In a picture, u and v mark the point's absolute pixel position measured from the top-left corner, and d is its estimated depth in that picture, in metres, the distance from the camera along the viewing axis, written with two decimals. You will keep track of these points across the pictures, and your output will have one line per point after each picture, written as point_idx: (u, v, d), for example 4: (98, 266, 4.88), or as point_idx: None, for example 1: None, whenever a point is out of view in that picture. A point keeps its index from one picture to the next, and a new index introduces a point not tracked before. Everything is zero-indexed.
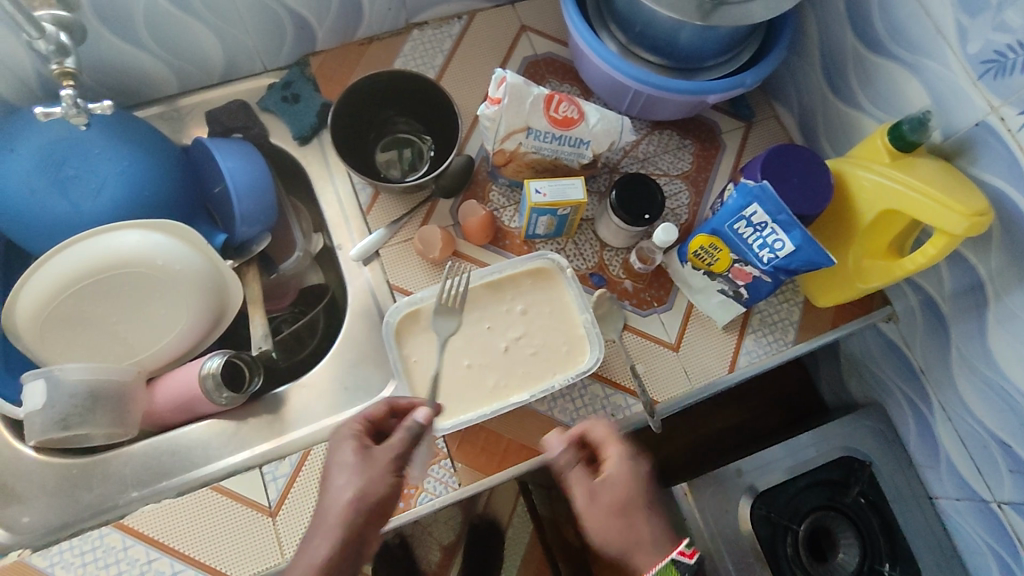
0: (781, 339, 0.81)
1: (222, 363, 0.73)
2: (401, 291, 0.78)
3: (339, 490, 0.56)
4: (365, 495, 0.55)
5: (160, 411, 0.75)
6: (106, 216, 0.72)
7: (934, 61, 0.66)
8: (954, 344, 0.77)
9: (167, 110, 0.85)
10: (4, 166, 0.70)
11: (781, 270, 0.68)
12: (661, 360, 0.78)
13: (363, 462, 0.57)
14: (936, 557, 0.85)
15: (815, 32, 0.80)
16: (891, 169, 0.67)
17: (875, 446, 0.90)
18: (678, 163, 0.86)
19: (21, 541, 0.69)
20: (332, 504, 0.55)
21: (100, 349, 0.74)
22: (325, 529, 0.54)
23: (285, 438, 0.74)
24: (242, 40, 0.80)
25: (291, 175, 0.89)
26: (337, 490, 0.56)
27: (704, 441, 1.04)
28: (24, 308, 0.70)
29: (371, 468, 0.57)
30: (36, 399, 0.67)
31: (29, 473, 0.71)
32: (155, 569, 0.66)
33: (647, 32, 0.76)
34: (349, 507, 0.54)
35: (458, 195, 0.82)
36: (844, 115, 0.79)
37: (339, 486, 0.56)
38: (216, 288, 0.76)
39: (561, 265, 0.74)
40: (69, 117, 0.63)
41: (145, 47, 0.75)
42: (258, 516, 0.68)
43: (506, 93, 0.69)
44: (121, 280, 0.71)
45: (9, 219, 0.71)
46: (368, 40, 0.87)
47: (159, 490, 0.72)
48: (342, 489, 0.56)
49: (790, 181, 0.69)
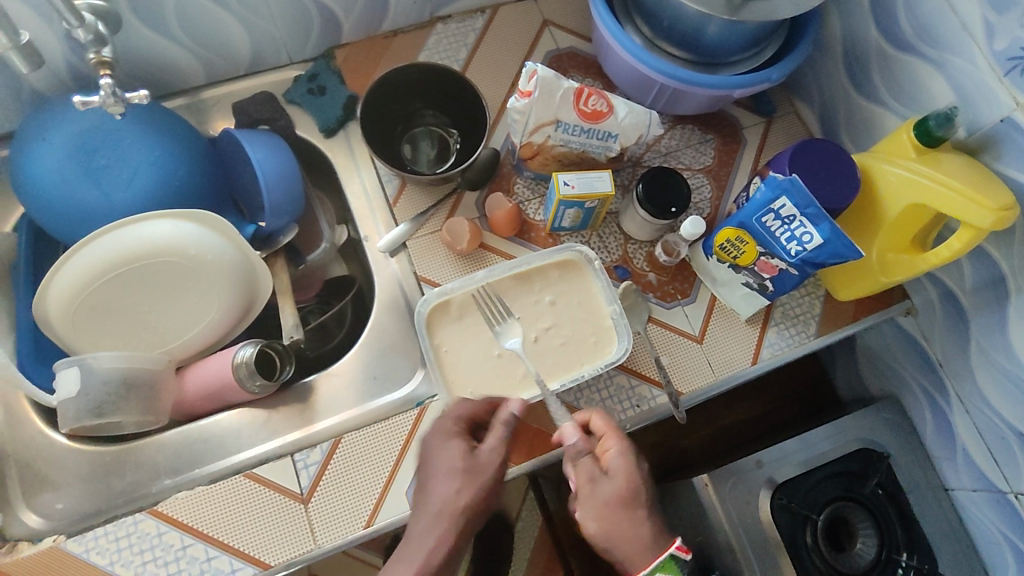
0: (803, 332, 0.81)
1: (255, 352, 0.74)
2: (428, 282, 0.79)
3: (445, 494, 0.60)
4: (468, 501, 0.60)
5: (190, 399, 0.76)
6: (137, 205, 0.73)
7: (959, 58, 0.66)
8: (974, 337, 0.77)
9: (194, 101, 0.85)
10: (38, 156, 0.71)
11: (809, 262, 0.69)
12: (685, 351, 0.79)
13: (469, 471, 0.61)
14: (952, 548, 0.86)
15: (839, 28, 0.81)
16: (918, 164, 0.68)
17: (892, 439, 0.91)
18: (701, 157, 0.87)
19: (56, 527, 0.70)
20: (441, 505, 0.60)
21: (131, 338, 0.74)
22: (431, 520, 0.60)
23: (314, 427, 0.75)
24: (269, 31, 0.80)
25: (316, 167, 0.90)
26: (443, 493, 0.60)
27: (721, 433, 1.05)
28: (56, 297, 0.70)
29: (479, 476, 0.61)
30: (70, 386, 0.68)
31: (63, 461, 0.72)
32: (190, 555, 0.67)
33: (675, 27, 0.77)
34: (456, 511, 0.60)
35: (484, 187, 0.82)
36: (867, 110, 0.80)
37: (444, 490, 0.61)
38: (246, 278, 0.77)
39: (588, 256, 0.75)
40: (107, 105, 0.64)
41: (175, 39, 0.76)
42: (291, 503, 0.69)
43: (537, 86, 0.70)
44: (154, 269, 0.72)
45: (41, 208, 0.72)
46: (393, 33, 0.87)
47: (191, 478, 0.72)
48: (443, 485, 0.61)
49: (818, 175, 0.70)
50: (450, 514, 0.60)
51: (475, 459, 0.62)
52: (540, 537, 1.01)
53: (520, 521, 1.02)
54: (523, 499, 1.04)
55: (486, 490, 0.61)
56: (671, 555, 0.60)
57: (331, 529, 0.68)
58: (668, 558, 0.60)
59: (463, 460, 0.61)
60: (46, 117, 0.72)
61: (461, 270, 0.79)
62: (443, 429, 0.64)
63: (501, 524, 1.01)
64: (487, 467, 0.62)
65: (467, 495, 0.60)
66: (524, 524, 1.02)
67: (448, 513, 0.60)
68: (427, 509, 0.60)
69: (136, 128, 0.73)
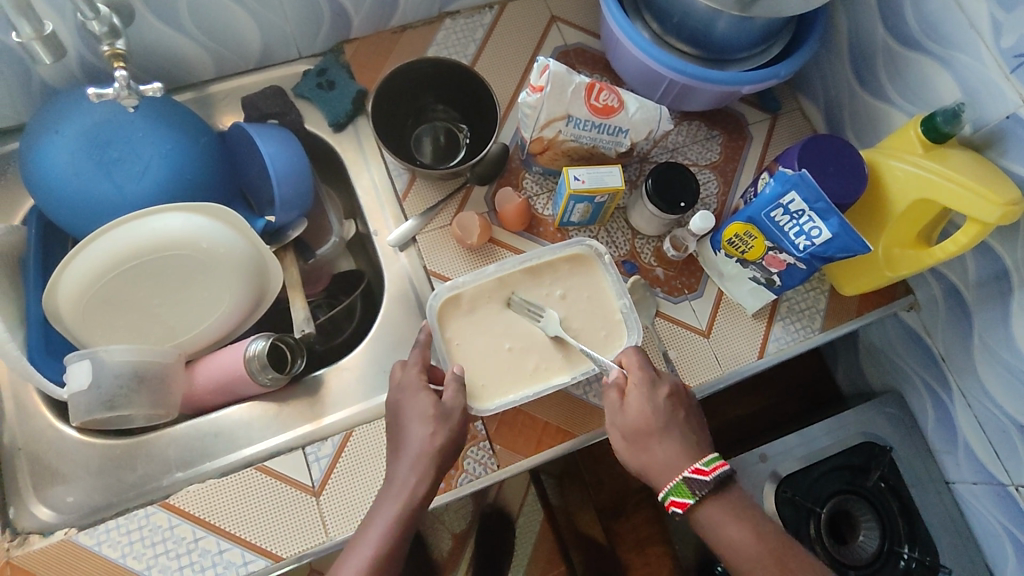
0: (808, 327, 0.82)
1: (267, 346, 0.74)
2: (438, 276, 0.79)
3: (420, 441, 0.61)
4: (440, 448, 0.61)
5: (200, 392, 0.76)
6: (148, 198, 0.73)
7: (966, 55, 0.67)
8: (976, 331, 0.78)
9: (203, 95, 0.85)
10: (50, 148, 0.71)
11: (817, 257, 0.70)
12: (693, 345, 0.80)
13: (439, 418, 0.63)
14: (952, 539, 0.88)
15: (845, 26, 0.81)
16: (925, 160, 0.68)
17: (893, 433, 0.92)
18: (707, 153, 0.87)
19: (67, 520, 0.70)
20: (414, 448, 0.61)
21: (141, 331, 0.74)
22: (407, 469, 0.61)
23: (324, 421, 0.75)
24: (279, 25, 0.80)
25: (324, 162, 0.90)
26: (416, 440, 0.61)
27: (724, 428, 1.06)
28: (67, 291, 0.70)
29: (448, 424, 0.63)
30: (81, 379, 0.68)
31: (74, 455, 0.72)
32: (201, 547, 0.67)
33: (685, 23, 0.78)
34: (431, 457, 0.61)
35: (493, 182, 0.82)
36: (872, 107, 0.81)
37: (417, 436, 0.62)
38: (257, 270, 0.77)
39: (598, 251, 0.75)
40: (121, 98, 0.64)
41: (186, 32, 0.76)
42: (303, 496, 0.69)
43: (548, 80, 0.70)
44: (166, 262, 0.72)
45: (51, 201, 0.72)
46: (401, 29, 0.88)
47: (202, 471, 0.72)
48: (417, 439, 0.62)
49: (826, 171, 0.71)
50: (423, 461, 0.61)
51: (444, 407, 0.63)
52: (542, 533, 0.99)
53: (521, 516, 0.99)
54: (526, 494, 1.00)
55: (453, 438, 0.63)
56: (683, 479, 0.62)
57: (342, 521, 0.69)
58: (681, 481, 0.62)
59: (432, 409, 0.63)
60: (57, 109, 0.72)
61: (471, 264, 0.80)
62: (411, 382, 0.65)
63: (502, 518, 0.98)
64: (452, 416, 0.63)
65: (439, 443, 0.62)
66: (525, 520, 0.99)
67: (421, 459, 0.61)
68: (402, 453, 0.62)
69: (147, 121, 0.73)
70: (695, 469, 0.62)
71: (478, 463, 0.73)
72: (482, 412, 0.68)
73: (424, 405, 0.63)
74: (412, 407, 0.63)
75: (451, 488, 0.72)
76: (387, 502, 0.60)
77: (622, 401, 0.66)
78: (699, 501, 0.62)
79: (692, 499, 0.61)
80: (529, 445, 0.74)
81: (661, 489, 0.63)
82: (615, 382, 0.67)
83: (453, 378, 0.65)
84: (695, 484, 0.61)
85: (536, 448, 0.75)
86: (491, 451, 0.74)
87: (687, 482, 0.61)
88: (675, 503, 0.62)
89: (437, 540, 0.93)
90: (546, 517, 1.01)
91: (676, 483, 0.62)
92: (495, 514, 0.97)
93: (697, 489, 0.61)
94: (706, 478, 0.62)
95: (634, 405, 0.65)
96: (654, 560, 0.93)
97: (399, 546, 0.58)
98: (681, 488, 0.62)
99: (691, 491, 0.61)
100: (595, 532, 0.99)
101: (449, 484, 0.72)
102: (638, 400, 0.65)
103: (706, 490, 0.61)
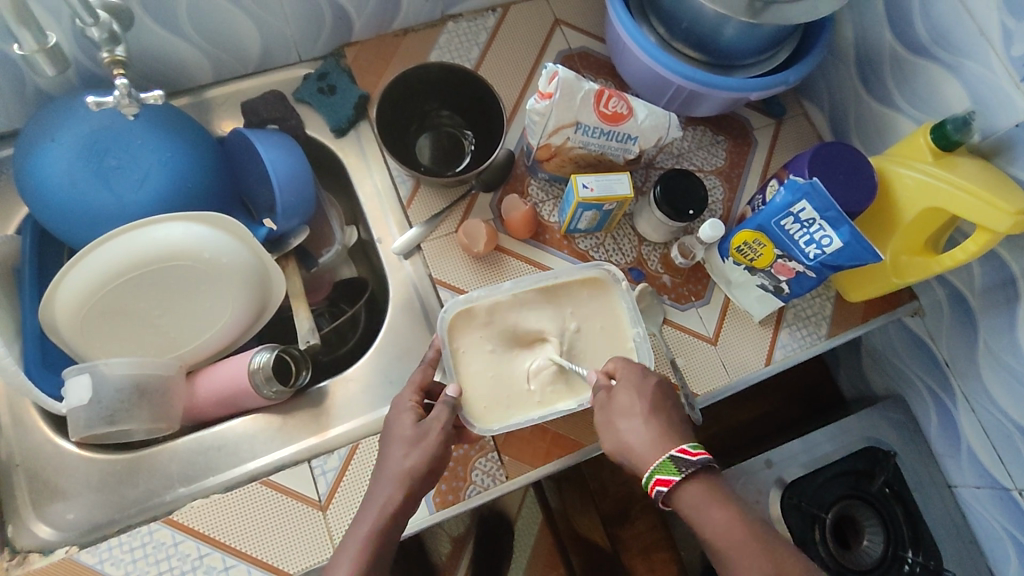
0: (814, 333, 0.82)
1: (271, 358, 0.73)
2: (442, 284, 0.78)
3: (397, 460, 0.59)
4: (419, 465, 0.59)
5: (203, 404, 0.75)
6: (147, 208, 0.71)
7: (975, 62, 0.67)
8: (982, 337, 0.78)
9: (201, 100, 0.84)
10: (46, 157, 0.69)
11: (827, 265, 0.69)
12: (700, 353, 0.79)
13: (419, 434, 0.61)
14: (956, 544, 0.88)
15: (852, 32, 0.81)
16: (935, 168, 0.68)
17: (896, 437, 0.93)
18: (712, 158, 0.87)
19: (67, 537, 0.68)
20: (392, 468, 0.59)
21: (142, 343, 0.73)
22: (392, 479, 0.59)
23: (329, 433, 0.74)
24: (280, 29, 0.79)
25: (326, 168, 0.89)
26: (395, 458, 0.60)
27: (729, 434, 1.06)
28: (64, 303, 0.68)
29: (427, 441, 0.60)
30: (81, 394, 0.66)
31: (74, 470, 0.70)
32: (207, 565, 0.65)
33: (694, 29, 0.77)
34: (406, 476, 0.59)
35: (498, 188, 0.82)
36: (879, 114, 0.81)
37: (396, 455, 0.60)
38: (260, 279, 0.75)
39: (615, 276, 0.73)
40: (122, 106, 0.63)
41: (184, 36, 0.74)
42: (310, 510, 0.68)
43: (557, 87, 0.70)
44: (166, 273, 0.70)
45: (47, 210, 0.70)
46: (403, 32, 0.86)
47: (205, 486, 0.71)
48: (401, 457, 0.60)
49: (837, 179, 0.70)
50: (401, 480, 0.58)
51: (423, 425, 0.61)
52: (542, 534, 0.96)
53: (520, 520, 0.96)
54: (524, 497, 0.97)
55: (436, 457, 0.60)
56: (670, 456, 0.57)
57: None
58: (668, 459, 0.57)
59: (412, 427, 0.61)
60: (53, 116, 0.70)
61: (476, 272, 0.79)
62: (401, 401, 0.64)
63: (501, 520, 0.95)
64: (434, 431, 0.61)
65: (419, 460, 0.59)
66: (524, 521, 0.96)
67: (398, 478, 0.59)
68: (381, 473, 0.60)
69: (145, 128, 0.72)
70: (682, 448, 0.58)
71: (486, 475, 0.72)
72: (485, 431, 0.66)
73: (405, 422, 0.62)
74: (395, 428, 0.62)
75: (460, 500, 0.71)
76: (361, 523, 0.58)
77: (609, 398, 0.63)
78: (685, 482, 0.57)
79: (677, 475, 0.56)
80: (538, 456, 0.74)
81: (646, 469, 0.58)
82: (602, 382, 0.65)
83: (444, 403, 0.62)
84: (682, 461, 0.57)
85: (544, 460, 0.74)
86: (499, 462, 0.74)
87: (673, 459, 0.57)
88: (660, 482, 0.57)
89: (436, 545, 0.91)
90: (546, 522, 0.97)
91: (662, 462, 0.58)
92: (494, 517, 0.95)
93: (684, 466, 0.56)
94: (692, 458, 0.57)
95: (613, 404, 0.62)
96: (658, 565, 0.94)
97: (379, 555, 0.56)
98: (667, 465, 0.57)
99: (677, 467, 0.56)
100: (597, 536, 0.97)
101: (458, 496, 0.71)
102: (626, 395, 0.62)
103: (694, 470, 0.56)
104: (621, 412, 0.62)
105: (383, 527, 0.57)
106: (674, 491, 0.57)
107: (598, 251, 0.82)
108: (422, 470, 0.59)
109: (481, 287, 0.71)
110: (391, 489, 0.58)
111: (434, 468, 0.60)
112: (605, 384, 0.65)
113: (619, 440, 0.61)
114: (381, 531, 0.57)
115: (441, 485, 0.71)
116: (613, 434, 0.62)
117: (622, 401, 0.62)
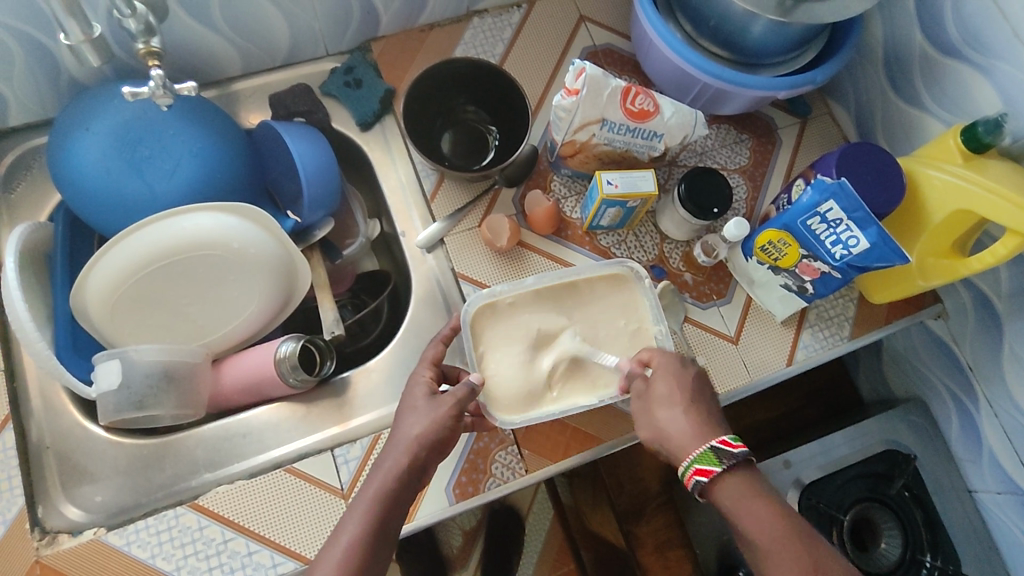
0: (837, 334, 0.82)
1: (297, 348, 0.74)
2: (465, 278, 0.78)
3: (409, 426, 0.60)
4: (429, 432, 0.59)
5: (227, 392, 0.76)
6: (177, 197, 0.72)
7: (1007, 64, 0.67)
8: (1007, 342, 0.77)
9: (227, 91, 0.85)
10: (80, 145, 0.70)
11: (853, 266, 0.69)
12: (720, 351, 0.79)
13: (433, 403, 0.61)
14: (975, 549, 0.87)
15: (882, 31, 0.81)
16: (964, 169, 0.68)
17: (917, 440, 0.92)
18: (735, 157, 0.87)
19: (93, 519, 0.70)
20: (402, 434, 0.59)
21: (169, 330, 0.74)
22: (396, 454, 0.58)
23: (350, 423, 0.75)
24: (309, 22, 0.79)
25: (351, 161, 0.90)
26: (406, 424, 0.60)
27: (746, 434, 1.06)
28: (95, 289, 0.69)
29: (439, 409, 0.60)
30: (111, 379, 0.67)
31: (100, 453, 0.72)
32: (231, 549, 0.66)
33: (722, 27, 0.77)
34: (415, 441, 0.58)
35: (522, 184, 0.82)
36: (907, 115, 0.80)
37: (408, 422, 0.60)
38: (285, 272, 0.77)
39: (638, 272, 0.72)
40: (156, 96, 0.64)
41: (216, 29, 0.75)
42: (332, 498, 0.69)
43: (584, 84, 0.70)
44: (194, 262, 0.71)
45: (79, 198, 0.71)
46: (428, 27, 0.86)
47: (230, 473, 0.72)
48: (413, 424, 0.60)
49: (865, 179, 0.70)
50: (409, 445, 0.58)
51: (436, 399, 0.61)
52: (552, 530, 0.97)
53: (530, 515, 0.97)
54: (534, 494, 0.98)
55: (448, 438, 0.60)
56: (710, 446, 0.56)
57: None
58: (708, 449, 0.56)
59: (425, 397, 0.62)
60: (88, 106, 0.71)
61: (499, 267, 0.79)
62: (417, 374, 0.65)
63: (512, 513, 0.97)
64: (445, 404, 0.60)
65: (428, 426, 0.59)
66: (535, 519, 0.97)
67: (406, 444, 0.58)
68: (391, 443, 0.59)
69: (177, 119, 0.73)
70: (722, 439, 0.56)
71: (506, 468, 0.73)
72: (506, 424, 0.66)
73: (418, 393, 0.62)
74: (408, 397, 0.63)
75: (479, 492, 0.72)
76: (364, 493, 0.57)
77: (645, 387, 0.62)
78: (724, 475, 0.55)
79: (718, 467, 0.55)
80: (558, 450, 0.74)
81: (685, 458, 0.57)
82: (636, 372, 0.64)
83: (465, 386, 0.62)
84: (722, 452, 0.55)
85: (564, 454, 0.74)
86: (518, 455, 0.74)
87: (715, 450, 0.55)
88: (699, 472, 0.55)
89: (447, 537, 0.94)
90: (556, 517, 0.98)
91: (702, 452, 0.56)
92: (505, 510, 0.97)
93: (724, 458, 0.55)
94: (733, 450, 0.55)
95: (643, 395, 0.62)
96: (674, 563, 0.92)
97: (383, 530, 0.55)
98: (708, 455, 0.55)
99: (718, 458, 0.55)
100: (611, 534, 0.95)
101: (477, 488, 0.72)
102: (660, 384, 0.62)
103: (734, 462, 0.55)
104: (652, 401, 0.61)
105: (391, 497, 0.56)
106: (713, 483, 0.55)
107: (620, 248, 0.82)
108: (434, 451, 0.59)
109: (498, 285, 0.71)
110: (399, 453, 0.58)
111: (445, 439, 0.60)
112: (639, 373, 0.64)
113: (654, 429, 0.60)
114: (385, 502, 0.56)
115: (461, 476, 0.72)
116: (649, 422, 0.61)
117: (651, 393, 0.61)
